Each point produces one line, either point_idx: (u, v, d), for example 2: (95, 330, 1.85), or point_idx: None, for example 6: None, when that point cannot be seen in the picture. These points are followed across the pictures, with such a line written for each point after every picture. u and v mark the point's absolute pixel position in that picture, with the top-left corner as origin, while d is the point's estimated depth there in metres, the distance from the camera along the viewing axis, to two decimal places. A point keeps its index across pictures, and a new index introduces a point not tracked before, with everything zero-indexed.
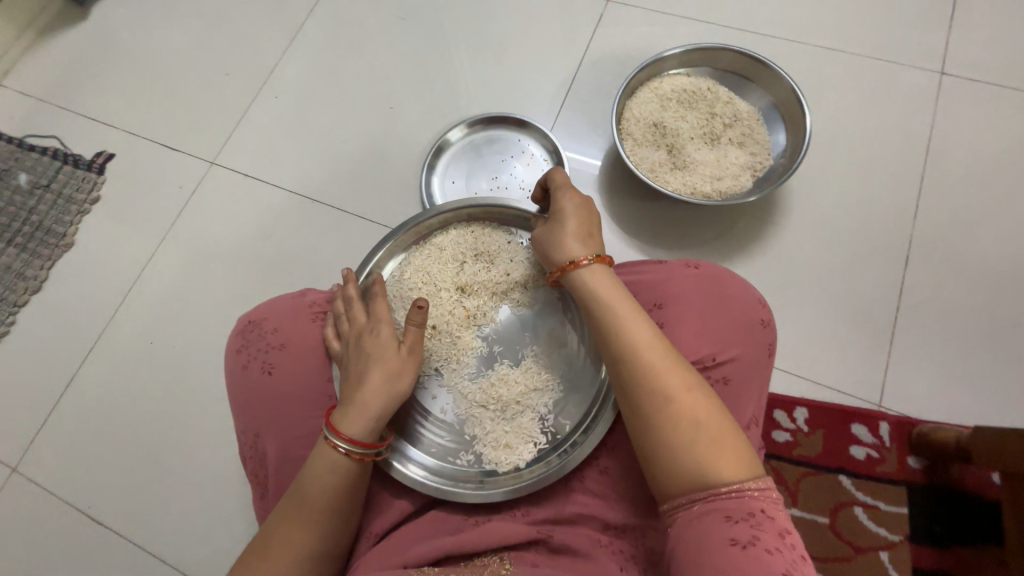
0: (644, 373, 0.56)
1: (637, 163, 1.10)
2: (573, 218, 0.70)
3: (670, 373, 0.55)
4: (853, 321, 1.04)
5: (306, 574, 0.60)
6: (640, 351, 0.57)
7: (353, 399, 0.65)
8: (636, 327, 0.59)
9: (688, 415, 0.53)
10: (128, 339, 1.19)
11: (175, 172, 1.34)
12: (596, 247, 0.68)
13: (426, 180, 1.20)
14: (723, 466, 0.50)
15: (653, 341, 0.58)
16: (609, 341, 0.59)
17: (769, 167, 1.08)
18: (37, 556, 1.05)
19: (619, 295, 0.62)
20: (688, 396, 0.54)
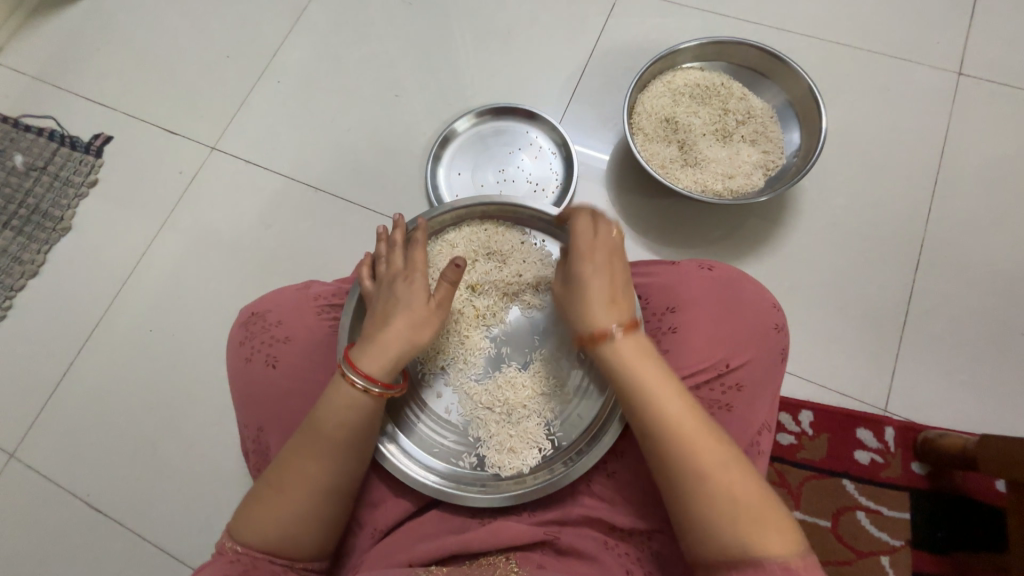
0: (682, 452, 0.53)
1: (647, 159, 1.08)
2: (596, 277, 0.62)
3: (709, 450, 0.53)
4: (861, 324, 1.03)
5: (317, 511, 0.60)
6: (677, 428, 0.54)
7: (378, 338, 0.66)
8: (670, 401, 0.55)
9: (730, 496, 0.51)
10: (127, 326, 1.18)
11: (174, 156, 1.31)
12: (624, 307, 0.61)
13: (431, 171, 1.18)
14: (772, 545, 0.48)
15: (689, 416, 0.54)
16: (643, 417, 0.56)
17: (782, 166, 1.06)
18: (36, 542, 1.05)
19: (651, 366, 0.57)
20: (730, 475, 0.51)
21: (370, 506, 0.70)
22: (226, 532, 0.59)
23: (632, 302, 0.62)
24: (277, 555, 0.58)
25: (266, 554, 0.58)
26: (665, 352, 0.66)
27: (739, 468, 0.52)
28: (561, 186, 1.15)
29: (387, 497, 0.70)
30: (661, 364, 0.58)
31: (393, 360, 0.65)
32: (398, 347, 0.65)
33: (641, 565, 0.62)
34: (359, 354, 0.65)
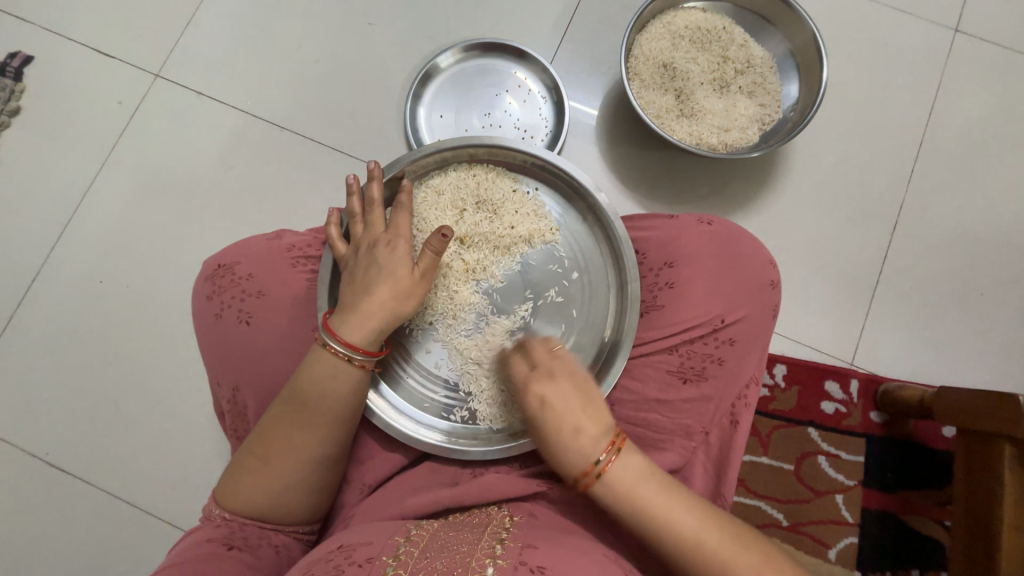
0: (715, 572, 0.51)
1: (643, 107, 1.02)
2: (558, 410, 0.57)
3: (739, 561, 0.51)
4: (838, 283, 1.06)
5: (307, 477, 0.61)
6: (704, 548, 0.52)
7: (359, 307, 0.63)
8: (687, 521, 0.53)
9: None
10: (73, 275, 1.07)
11: (112, 83, 1.14)
12: (596, 432, 0.56)
13: (411, 111, 1.08)
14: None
15: (710, 529, 0.53)
16: (664, 546, 0.53)
17: (778, 121, 1.04)
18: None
19: (654, 493, 0.54)
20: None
21: (360, 462, 0.70)
22: (213, 497, 0.62)
23: (602, 416, 0.57)
24: (264, 521, 0.61)
25: (254, 520, 0.60)
26: (661, 308, 0.67)
27: (771, 565, 0.52)
28: (551, 133, 1.09)
29: (376, 453, 0.70)
30: (665, 488, 0.54)
31: (377, 329, 0.63)
32: (381, 317, 0.63)
33: None
34: (339, 322, 0.63)
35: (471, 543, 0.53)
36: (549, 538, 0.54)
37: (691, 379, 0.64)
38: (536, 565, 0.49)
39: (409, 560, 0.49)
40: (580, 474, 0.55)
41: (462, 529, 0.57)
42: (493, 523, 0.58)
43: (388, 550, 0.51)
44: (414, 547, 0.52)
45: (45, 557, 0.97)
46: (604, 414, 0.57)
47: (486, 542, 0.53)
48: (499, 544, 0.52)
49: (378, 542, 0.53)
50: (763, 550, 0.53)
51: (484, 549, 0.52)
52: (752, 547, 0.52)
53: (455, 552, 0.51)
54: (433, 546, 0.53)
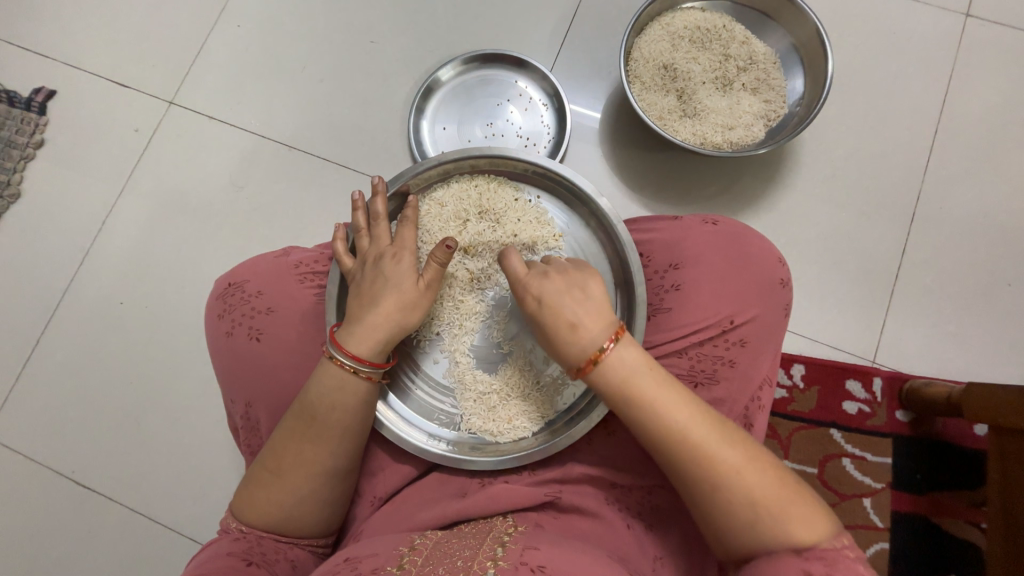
0: (695, 461, 0.51)
1: (645, 110, 1.02)
2: (554, 307, 0.58)
3: (721, 454, 0.51)
4: (856, 279, 1.03)
5: (320, 490, 0.62)
6: (687, 436, 0.52)
7: (364, 319, 0.64)
8: (673, 410, 0.53)
9: (741, 488, 0.50)
10: (96, 298, 1.11)
11: (130, 112, 1.19)
12: (596, 323, 0.56)
13: (414, 125, 1.10)
14: (792, 530, 0.48)
15: (698, 422, 0.52)
16: (648, 430, 0.54)
17: (783, 117, 1.02)
18: (22, 520, 1.02)
19: (644, 379, 0.54)
20: (744, 476, 0.50)
21: (371, 475, 0.70)
22: (230, 511, 0.63)
23: (603, 309, 0.57)
24: (279, 533, 0.61)
25: (271, 533, 0.61)
26: (668, 310, 0.65)
27: (757, 467, 0.51)
28: (553, 140, 1.09)
29: (386, 466, 0.70)
30: (658, 378, 0.55)
31: (381, 339, 0.63)
32: (386, 328, 0.64)
33: (640, 518, 0.63)
34: (345, 335, 0.63)
35: (474, 549, 0.53)
36: (553, 542, 0.54)
37: (702, 383, 0.63)
38: (537, 565, 0.49)
39: (412, 567, 0.50)
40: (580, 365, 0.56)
41: (467, 536, 0.57)
42: (497, 530, 0.57)
43: (393, 561, 0.51)
44: (418, 556, 0.52)
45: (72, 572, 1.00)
46: (604, 307, 0.57)
47: (487, 546, 0.53)
48: (500, 548, 0.52)
49: (383, 553, 0.53)
50: (749, 450, 0.52)
51: (486, 553, 0.52)
52: (735, 442, 0.52)
53: (459, 558, 0.51)
54: (437, 553, 0.53)
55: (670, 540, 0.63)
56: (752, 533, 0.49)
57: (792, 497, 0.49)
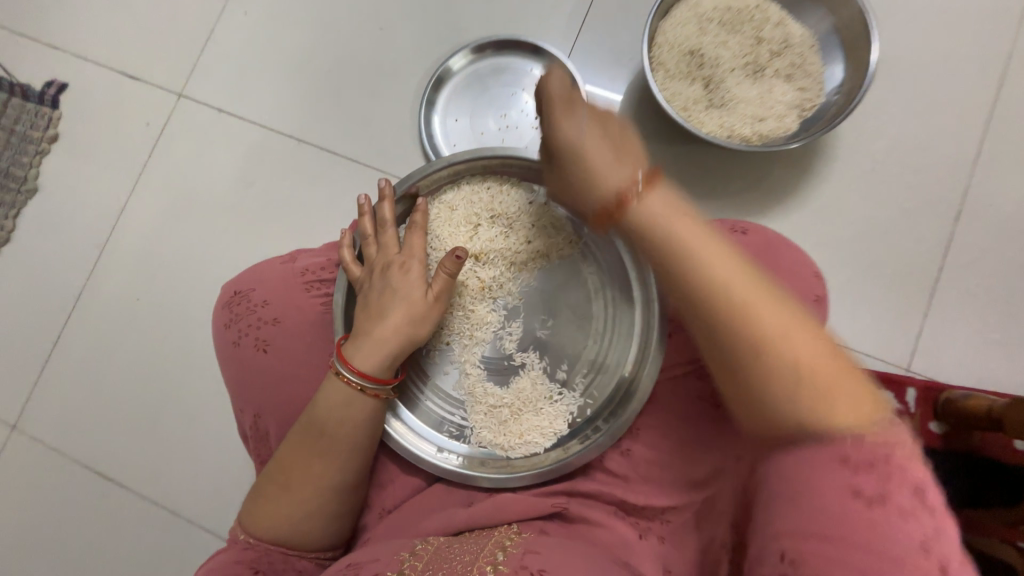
0: (708, 284, 0.43)
1: (668, 100, 0.95)
2: (581, 121, 0.57)
3: (750, 290, 0.41)
4: (895, 281, 0.96)
5: (330, 503, 0.61)
6: (706, 269, 0.44)
7: (371, 333, 0.62)
8: (696, 247, 0.45)
9: (773, 342, 0.39)
10: (113, 294, 1.12)
11: (140, 105, 1.18)
12: (624, 163, 0.54)
13: (425, 117, 1.06)
14: (841, 409, 0.36)
15: (734, 270, 0.43)
16: (655, 244, 0.48)
17: (820, 106, 0.94)
18: (54, 509, 1.06)
19: (674, 222, 0.47)
20: (796, 336, 0.39)
21: (380, 487, 0.70)
22: (239, 522, 0.63)
23: (636, 153, 0.55)
24: (289, 546, 0.61)
25: (277, 546, 0.61)
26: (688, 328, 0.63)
27: (805, 329, 0.39)
28: None
29: (395, 477, 0.70)
30: (694, 228, 0.47)
31: (389, 354, 0.62)
32: (394, 343, 0.62)
33: (654, 535, 0.61)
34: (352, 350, 0.62)
35: (476, 552, 0.53)
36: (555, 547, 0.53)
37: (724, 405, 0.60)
38: (537, 568, 0.48)
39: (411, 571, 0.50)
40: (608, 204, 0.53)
41: (468, 541, 0.57)
42: (499, 535, 0.57)
43: (392, 565, 0.51)
44: (417, 560, 0.52)
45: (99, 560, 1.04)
46: (636, 151, 0.55)
47: (488, 550, 0.53)
48: (501, 552, 0.52)
49: (384, 558, 0.53)
50: (796, 312, 0.41)
51: (486, 557, 0.51)
52: (783, 304, 0.41)
53: (458, 562, 0.51)
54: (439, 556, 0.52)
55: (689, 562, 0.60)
56: (802, 399, 0.37)
57: (853, 391, 0.37)
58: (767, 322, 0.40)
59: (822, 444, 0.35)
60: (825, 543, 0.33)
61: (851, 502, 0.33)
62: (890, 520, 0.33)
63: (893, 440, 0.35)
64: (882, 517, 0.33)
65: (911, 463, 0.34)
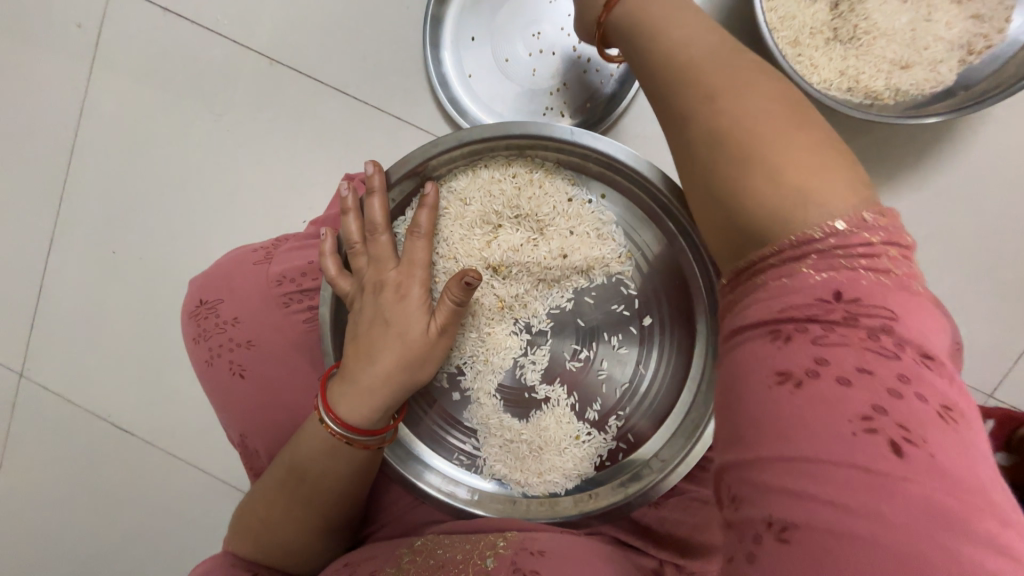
0: (700, 87, 0.37)
1: (774, 26, 0.67)
2: None
3: (746, 97, 0.36)
4: (1006, 294, 0.77)
5: (314, 540, 0.57)
6: (700, 69, 0.38)
7: (360, 378, 0.50)
8: (696, 45, 0.39)
9: (764, 143, 0.33)
10: (80, 242, 0.98)
11: (73, 0, 0.92)
12: None
13: (431, 35, 0.79)
14: (819, 202, 0.32)
15: (726, 70, 0.37)
16: (646, 58, 0.41)
17: (999, 50, 0.65)
18: (52, 462, 1.03)
19: (668, 20, 0.41)
20: (789, 139, 0.33)
21: (384, 506, 0.67)
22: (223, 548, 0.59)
23: None
24: None
25: None
26: None
27: (801, 134, 0.34)
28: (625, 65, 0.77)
29: (399, 497, 0.66)
30: (691, 28, 0.40)
31: (384, 403, 0.51)
32: (389, 390, 0.51)
33: None
34: (339, 393, 0.51)
35: (473, 542, 0.55)
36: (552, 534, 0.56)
37: None
38: (537, 550, 0.50)
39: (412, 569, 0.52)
40: (598, 12, 0.47)
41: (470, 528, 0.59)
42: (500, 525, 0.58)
43: (391, 562, 0.54)
44: (417, 556, 0.54)
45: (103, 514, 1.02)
46: None
47: (488, 536, 0.55)
48: (501, 538, 0.54)
49: (384, 556, 0.56)
50: (796, 117, 0.35)
51: (486, 543, 0.53)
52: (780, 103, 0.35)
53: (459, 552, 0.53)
54: (435, 550, 0.55)
55: None
56: (751, 181, 0.33)
57: (841, 186, 0.32)
58: (734, 96, 0.36)
59: (798, 263, 0.31)
60: (771, 454, 0.28)
61: (786, 393, 0.29)
62: (829, 393, 0.28)
63: (848, 270, 0.30)
64: (818, 391, 0.28)
65: (861, 309, 0.29)
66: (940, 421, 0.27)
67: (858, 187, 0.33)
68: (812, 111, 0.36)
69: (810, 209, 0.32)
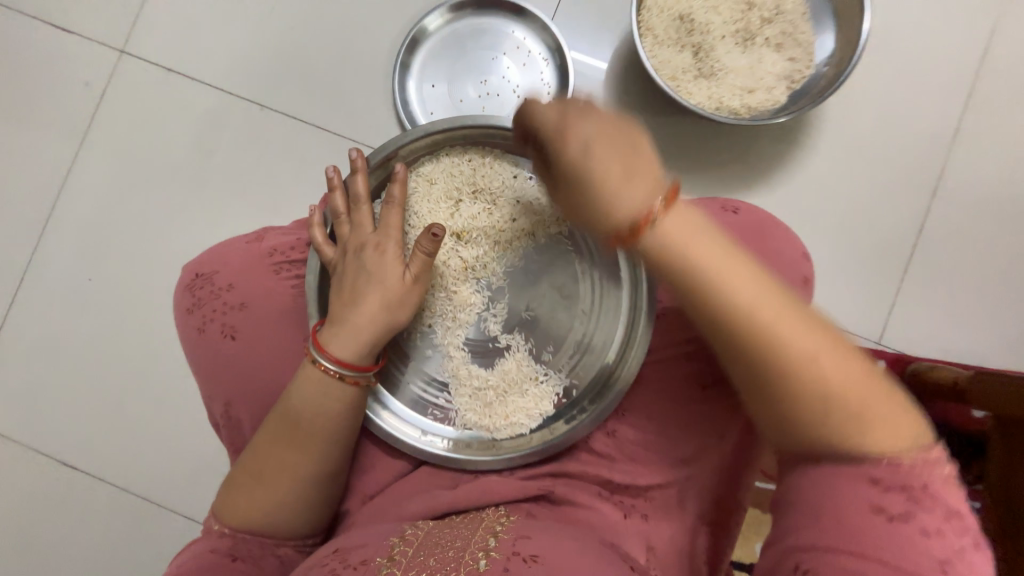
0: (761, 344, 0.42)
1: (656, 68, 0.91)
2: (597, 149, 0.48)
3: (804, 344, 0.41)
4: (868, 257, 0.98)
5: (303, 495, 0.59)
6: (753, 313, 0.42)
7: (347, 319, 0.59)
8: (737, 283, 0.42)
9: (824, 386, 0.41)
10: (62, 274, 1.03)
11: (77, 64, 1.05)
12: (644, 182, 0.46)
13: (399, 82, 0.99)
14: (872, 438, 0.41)
15: (772, 300, 0.42)
16: (705, 303, 0.43)
17: (810, 77, 0.92)
18: (15, 501, 1.01)
19: (706, 252, 0.44)
20: (840, 373, 0.41)
21: (362, 471, 0.68)
22: (211, 513, 0.60)
23: (652, 171, 0.47)
24: (264, 538, 0.59)
25: (253, 538, 0.58)
26: None
27: (839, 354, 0.41)
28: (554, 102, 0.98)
29: (378, 462, 0.68)
30: (727, 252, 0.44)
31: (368, 341, 0.59)
32: (372, 329, 0.59)
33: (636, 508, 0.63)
34: (328, 336, 0.59)
35: (466, 539, 0.53)
36: (545, 529, 0.54)
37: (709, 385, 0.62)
38: (529, 554, 0.49)
39: (402, 561, 0.49)
40: (624, 227, 0.47)
41: (458, 525, 0.57)
42: (488, 520, 0.57)
43: (382, 552, 0.51)
44: (408, 546, 0.52)
45: (70, 550, 1.00)
46: (653, 162, 0.48)
47: (480, 536, 0.53)
48: (492, 538, 0.52)
49: (372, 545, 0.53)
50: (834, 341, 0.42)
51: (477, 543, 0.52)
52: (823, 333, 0.42)
53: (449, 548, 0.51)
54: (426, 544, 0.52)
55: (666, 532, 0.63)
56: (806, 422, 0.42)
57: (879, 401, 0.41)
58: (799, 364, 0.41)
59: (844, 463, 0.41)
60: (847, 550, 0.39)
61: (880, 522, 0.40)
62: (903, 534, 0.39)
63: (913, 458, 0.40)
64: (901, 529, 0.39)
65: (939, 492, 0.40)
66: (973, 551, 0.40)
67: (905, 415, 0.42)
68: (841, 328, 0.43)
69: (866, 438, 0.41)
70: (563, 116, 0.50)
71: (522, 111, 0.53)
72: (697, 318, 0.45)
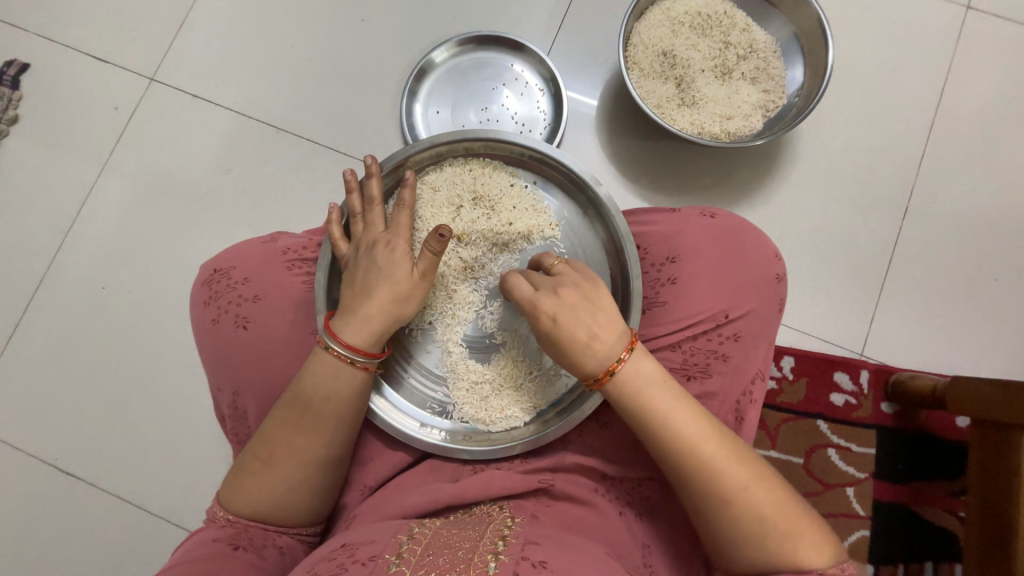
0: (704, 475, 0.54)
1: (643, 97, 1.00)
2: (567, 324, 0.57)
3: (732, 472, 0.53)
4: (846, 272, 1.03)
5: (308, 480, 0.61)
6: (696, 449, 0.54)
7: (358, 309, 0.63)
8: (683, 418, 0.55)
9: (754, 512, 0.52)
10: (76, 281, 1.08)
11: (110, 89, 1.14)
12: (610, 338, 0.56)
13: (407, 107, 1.07)
14: (798, 550, 0.51)
15: (708, 436, 0.54)
16: (657, 444, 0.56)
17: (782, 107, 1.01)
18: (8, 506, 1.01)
19: (658, 393, 0.56)
20: (763, 497, 0.53)
21: (362, 464, 0.70)
22: (217, 499, 0.62)
23: (616, 322, 0.57)
24: (267, 522, 0.61)
25: (257, 522, 0.60)
26: (664, 304, 0.65)
27: (763, 484, 0.53)
28: (550, 127, 1.07)
29: (378, 455, 0.70)
30: (675, 394, 0.56)
31: (378, 331, 0.63)
32: (381, 319, 0.63)
33: (630, 505, 0.64)
34: (340, 324, 0.63)
35: (473, 541, 0.53)
36: (550, 535, 0.54)
37: (693, 376, 0.63)
38: (538, 560, 0.49)
39: (412, 557, 0.49)
40: (595, 375, 0.57)
41: (463, 526, 0.57)
42: (495, 521, 0.57)
43: (391, 548, 0.51)
44: (416, 545, 0.52)
45: (58, 559, 0.99)
46: (617, 320, 0.57)
47: (488, 538, 0.53)
48: (501, 541, 0.52)
49: (381, 540, 0.53)
50: (755, 467, 0.54)
51: (486, 545, 0.52)
52: (749, 464, 0.54)
53: (458, 548, 0.51)
54: (433, 544, 0.52)
55: (659, 529, 0.64)
56: (744, 537, 0.53)
57: (797, 516, 0.52)
58: (731, 491, 0.53)
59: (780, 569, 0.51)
60: None
61: None
62: None
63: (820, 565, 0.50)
64: None
65: None
66: None
67: (818, 530, 0.52)
68: (763, 460, 0.56)
69: (792, 551, 0.51)
70: (541, 284, 0.61)
71: (505, 283, 0.62)
72: (655, 452, 0.56)
